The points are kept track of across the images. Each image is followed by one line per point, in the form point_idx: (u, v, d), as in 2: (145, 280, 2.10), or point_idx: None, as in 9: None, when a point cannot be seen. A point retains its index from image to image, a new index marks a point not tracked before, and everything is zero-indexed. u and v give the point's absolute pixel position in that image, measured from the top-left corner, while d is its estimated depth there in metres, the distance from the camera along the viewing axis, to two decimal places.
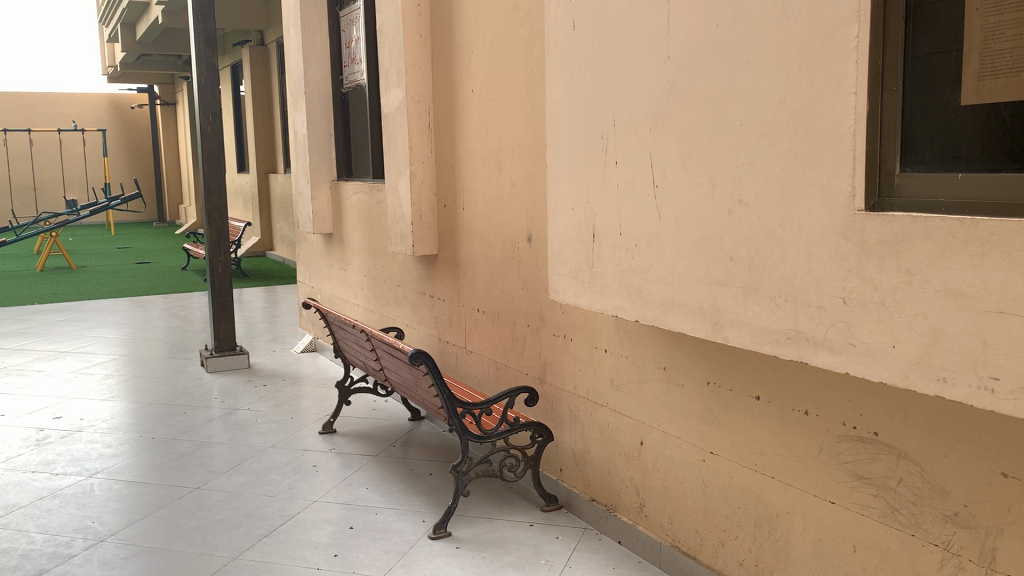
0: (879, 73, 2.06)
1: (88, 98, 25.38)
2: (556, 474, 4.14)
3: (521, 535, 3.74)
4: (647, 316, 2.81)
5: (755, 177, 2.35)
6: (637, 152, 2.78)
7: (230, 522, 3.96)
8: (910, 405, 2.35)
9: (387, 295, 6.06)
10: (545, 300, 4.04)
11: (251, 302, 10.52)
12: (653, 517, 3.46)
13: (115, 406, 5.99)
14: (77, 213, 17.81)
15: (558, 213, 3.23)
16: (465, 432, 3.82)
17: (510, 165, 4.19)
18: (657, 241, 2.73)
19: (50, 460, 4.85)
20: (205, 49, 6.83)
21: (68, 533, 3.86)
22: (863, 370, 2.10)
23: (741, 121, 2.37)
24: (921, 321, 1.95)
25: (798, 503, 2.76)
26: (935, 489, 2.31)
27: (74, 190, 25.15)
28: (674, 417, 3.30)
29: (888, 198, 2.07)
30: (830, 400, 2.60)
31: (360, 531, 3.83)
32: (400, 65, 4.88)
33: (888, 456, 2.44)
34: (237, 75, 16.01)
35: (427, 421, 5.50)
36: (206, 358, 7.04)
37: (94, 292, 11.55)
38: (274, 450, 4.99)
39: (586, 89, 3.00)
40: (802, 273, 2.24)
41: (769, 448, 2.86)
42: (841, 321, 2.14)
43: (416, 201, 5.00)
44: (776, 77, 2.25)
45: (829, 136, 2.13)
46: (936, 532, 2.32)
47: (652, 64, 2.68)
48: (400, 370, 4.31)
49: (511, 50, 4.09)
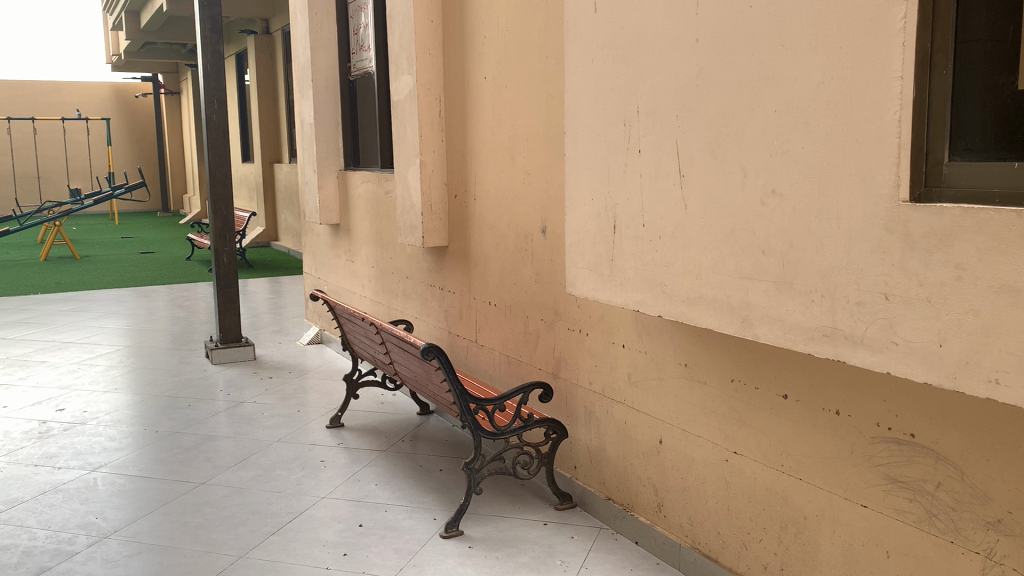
0: (927, 57, 1.93)
1: (91, 87, 25.28)
2: (570, 471, 4.04)
3: (534, 534, 3.64)
4: (671, 312, 2.70)
5: (790, 166, 2.23)
6: (662, 140, 2.67)
7: (236, 519, 3.87)
8: (950, 406, 2.25)
9: (395, 287, 5.96)
10: (560, 292, 3.94)
11: (257, 292, 10.45)
12: (672, 517, 3.36)
13: (118, 399, 5.90)
14: (81, 202, 17.71)
15: (575, 204, 3.13)
16: (478, 428, 3.72)
17: (524, 155, 4.08)
18: (682, 233, 2.62)
19: (52, 454, 4.76)
20: (210, 35, 6.71)
21: (70, 530, 3.77)
22: (906, 370, 1.99)
23: (774, 107, 2.26)
24: (971, 318, 1.84)
25: (828, 506, 2.65)
26: (976, 495, 2.21)
27: (77, 179, 25.06)
28: (695, 415, 3.20)
29: (936, 188, 1.96)
30: (862, 400, 2.50)
31: (369, 529, 3.73)
32: (411, 51, 4.77)
33: (925, 459, 2.33)
34: (242, 64, 15.90)
35: (436, 416, 5.40)
36: (211, 350, 6.95)
37: (99, 282, 11.48)
38: (280, 445, 4.90)
39: (607, 74, 2.88)
40: (839, 268, 2.13)
41: (796, 449, 2.76)
42: (882, 319, 2.04)
43: (426, 191, 4.88)
44: (815, 61, 2.13)
45: (871, 124, 2.01)
46: (976, 539, 2.22)
47: (679, 50, 2.57)
48: (410, 363, 4.20)
49: (526, 36, 3.97)
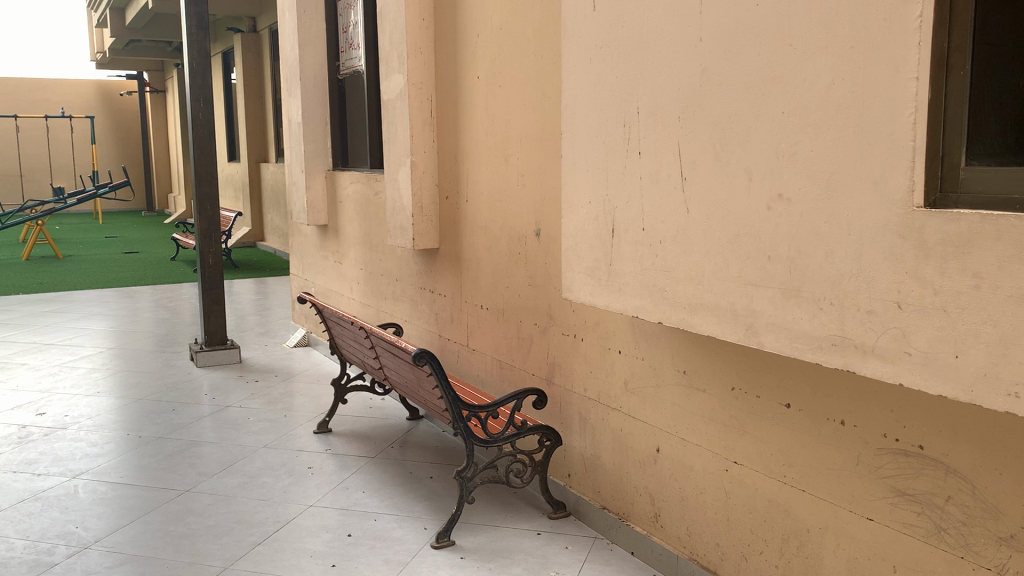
0: (944, 57, 1.86)
1: (75, 84, 25.02)
2: (564, 479, 3.96)
3: (528, 544, 3.56)
4: (672, 318, 2.62)
5: (798, 169, 2.16)
6: (663, 142, 2.59)
7: (221, 529, 3.77)
8: (960, 417, 2.19)
9: (384, 290, 5.86)
10: (554, 297, 3.86)
11: (242, 293, 10.31)
12: (670, 528, 3.29)
13: (101, 402, 5.77)
14: (64, 201, 17.49)
15: (572, 207, 3.05)
16: (471, 436, 3.63)
17: (517, 156, 4.00)
18: (683, 238, 2.55)
19: (32, 460, 4.64)
20: (197, 32, 6.58)
21: (50, 539, 3.66)
22: (920, 382, 1.92)
23: (782, 108, 2.18)
24: (990, 329, 1.77)
25: (831, 519, 2.59)
26: (988, 509, 2.14)
27: (61, 178, 24.79)
28: (695, 424, 3.13)
29: (952, 194, 1.88)
30: (869, 410, 2.43)
31: (358, 538, 3.64)
32: (401, 50, 4.68)
33: (934, 471, 2.27)
34: (229, 62, 15.75)
35: (426, 421, 5.32)
36: (196, 352, 6.83)
37: (81, 282, 11.31)
38: (267, 451, 4.79)
39: (606, 73, 2.81)
40: (849, 275, 2.07)
41: (800, 460, 2.69)
42: (894, 329, 1.97)
43: (417, 192, 4.79)
44: (824, 62, 2.06)
45: (884, 127, 1.94)
46: (988, 555, 2.15)
47: (682, 50, 2.49)
48: (401, 369, 4.11)
49: (522, 35, 3.89)
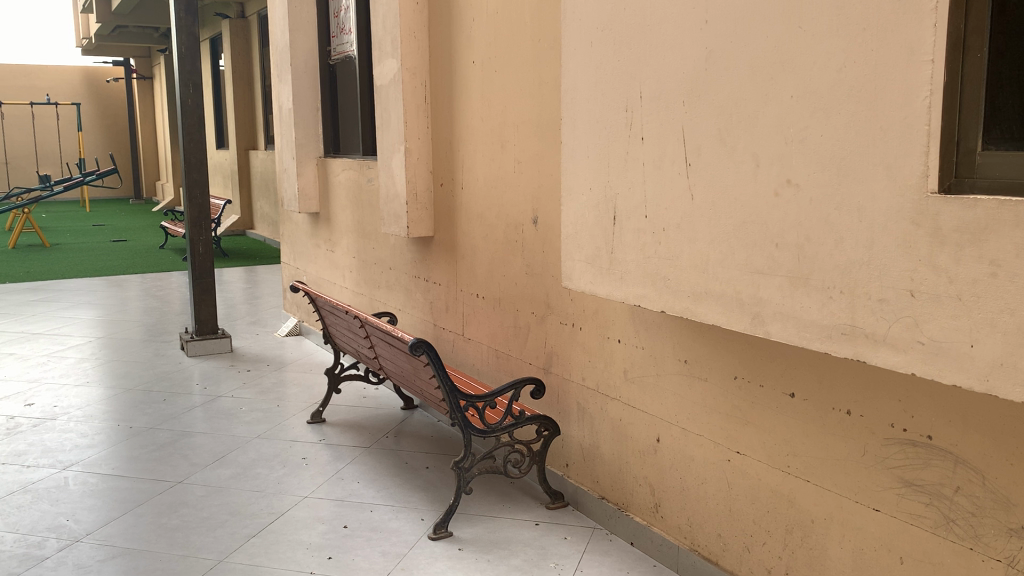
0: (960, 40, 1.83)
1: (60, 70, 24.70)
2: (561, 469, 3.92)
3: (526, 535, 3.52)
4: (675, 307, 2.58)
5: (807, 155, 2.12)
6: (666, 126, 2.54)
7: (214, 521, 3.71)
8: (970, 407, 2.15)
9: (377, 278, 5.80)
10: (551, 285, 3.81)
11: (232, 282, 10.20)
12: (670, 518, 3.26)
13: (91, 392, 5.70)
14: (51, 188, 17.27)
15: (572, 195, 2.99)
16: (468, 425, 3.59)
17: (515, 142, 3.94)
18: (688, 225, 2.50)
19: (21, 452, 4.56)
20: (185, 17, 6.46)
21: (40, 532, 3.59)
22: (932, 372, 1.88)
23: (791, 92, 2.13)
24: (1007, 318, 1.73)
25: (836, 510, 2.56)
26: (997, 500, 2.11)
27: (47, 165, 24.52)
28: (696, 413, 3.09)
29: (967, 179, 1.86)
30: (876, 400, 2.40)
31: (354, 530, 3.59)
32: (395, 34, 4.60)
33: (943, 461, 2.24)
34: (217, 48, 15.56)
35: (421, 410, 5.27)
36: (187, 342, 6.74)
37: (69, 271, 11.18)
38: (260, 442, 4.73)
39: (608, 56, 2.75)
40: (860, 263, 2.02)
41: (804, 450, 2.65)
42: (906, 318, 1.93)
43: (411, 179, 4.72)
44: (835, 44, 2.01)
45: (898, 111, 1.89)
46: (997, 546, 2.13)
47: (687, 34, 2.44)
48: (397, 358, 4.05)
49: (519, 18, 3.82)
